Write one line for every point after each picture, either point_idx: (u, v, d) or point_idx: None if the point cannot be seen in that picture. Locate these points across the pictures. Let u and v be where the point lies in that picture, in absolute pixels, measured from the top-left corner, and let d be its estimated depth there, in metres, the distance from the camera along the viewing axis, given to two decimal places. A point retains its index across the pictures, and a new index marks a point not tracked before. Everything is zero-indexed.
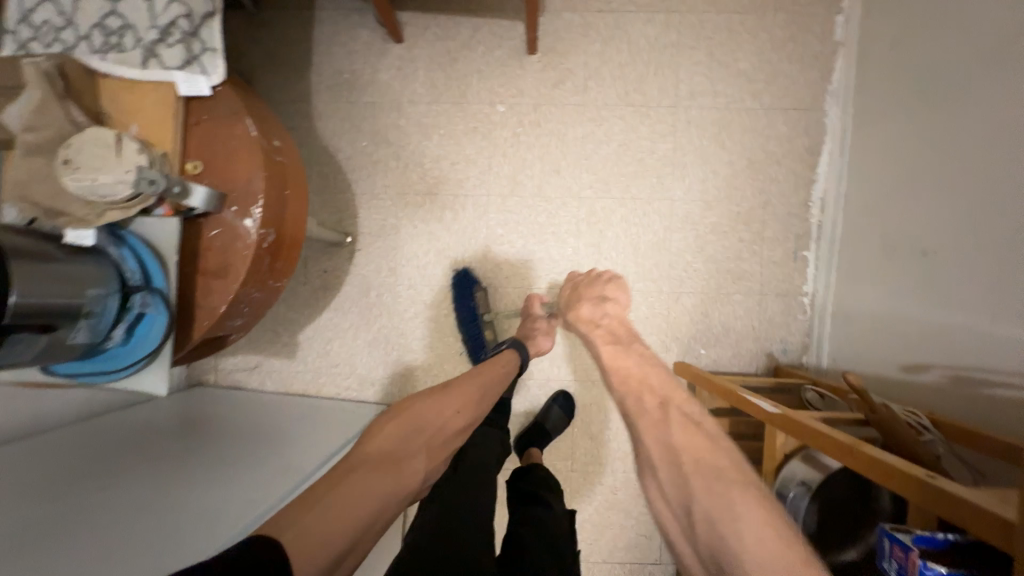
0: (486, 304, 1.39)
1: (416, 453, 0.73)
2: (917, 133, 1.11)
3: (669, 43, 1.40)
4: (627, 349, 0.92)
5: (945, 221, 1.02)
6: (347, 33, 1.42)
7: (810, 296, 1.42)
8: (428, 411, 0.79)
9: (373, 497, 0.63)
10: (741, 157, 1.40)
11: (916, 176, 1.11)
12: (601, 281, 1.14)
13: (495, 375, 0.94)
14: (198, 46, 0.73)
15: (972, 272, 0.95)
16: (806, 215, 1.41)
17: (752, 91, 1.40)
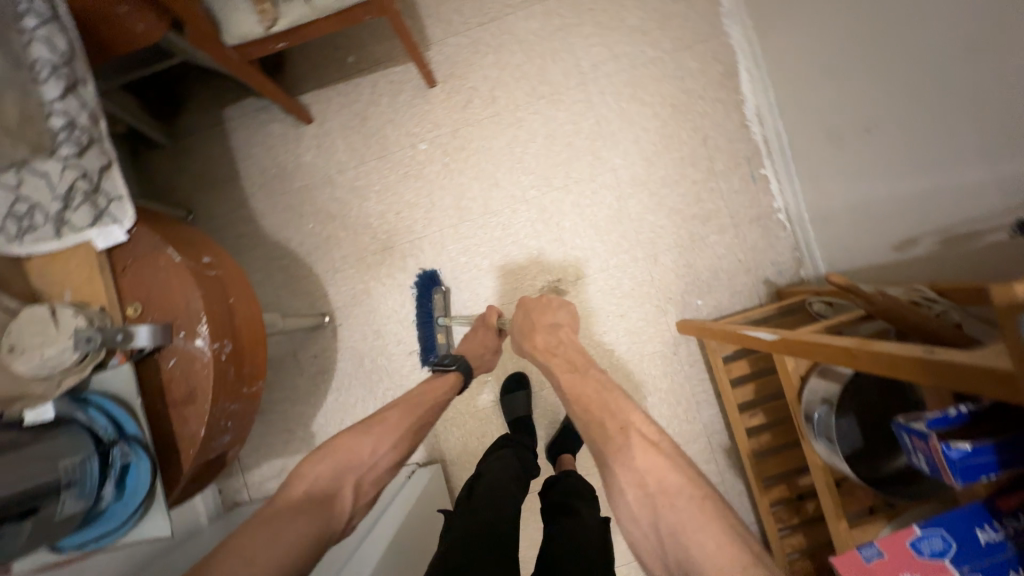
0: (442, 306, 1.39)
1: (339, 490, 0.84)
2: (817, 18, 1.10)
3: (555, 29, 1.42)
4: (584, 375, 0.97)
5: (877, 90, 0.99)
6: (262, 132, 1.48)
7: (784, 211, 1.38)
8: (354, 447, 0.90)
9: (286, 536, 0.74)
10: (664, 105, 1.40)
11: (836, 57, 1.08)
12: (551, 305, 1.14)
13: (429, 404, 1.04)
14: (105, 198, 0.77)
15: (920, 129, 0.91)
16: (747, 136, 1.39)
17: (650, 41, 1.40)
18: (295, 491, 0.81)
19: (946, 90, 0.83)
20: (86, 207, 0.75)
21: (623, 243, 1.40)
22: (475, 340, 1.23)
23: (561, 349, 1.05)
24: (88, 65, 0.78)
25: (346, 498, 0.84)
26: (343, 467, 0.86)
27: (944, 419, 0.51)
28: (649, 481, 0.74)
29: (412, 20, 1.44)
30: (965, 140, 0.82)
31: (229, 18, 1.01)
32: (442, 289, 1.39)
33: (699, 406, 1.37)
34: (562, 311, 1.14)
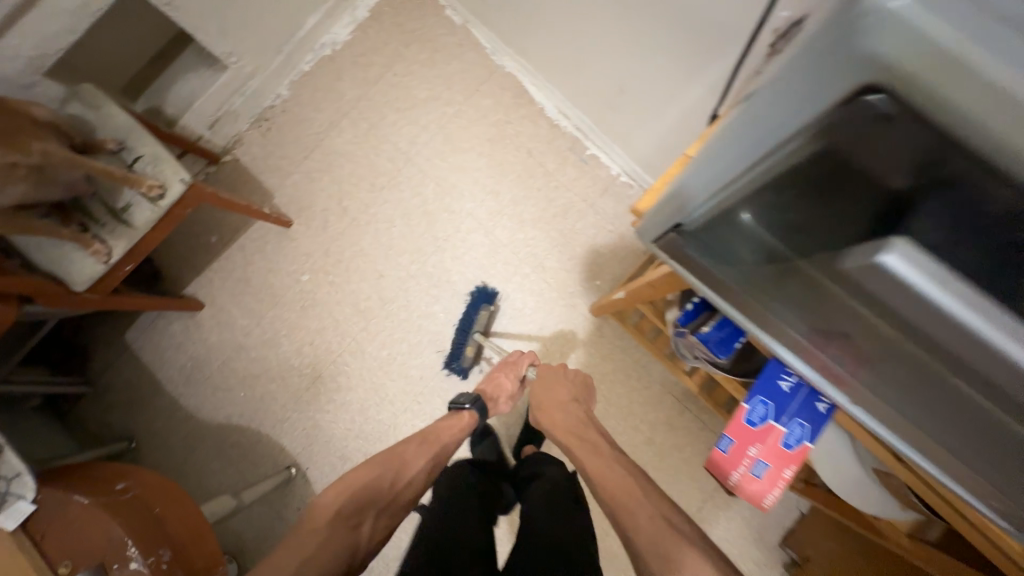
0: (484, 325, 1.44)
1: (363, 517, 0.85)
2: (548, 25, 1.29)
3: (366, 131, 1.59)
4: (585, 438, 1.02)
5: (614, 51, 1.13)
6: (165, 337, 1.57)
7: (624, 173, 1.52)
8: (382, 470, 0.93)
9: (321, 556, 0.77)
10: (484, 143, 1.56)
11: (576, 40, 1.23)
12: (558, 372, 1.21)
13: (444, 441, 1.06)
14: (6, 482, 0.83)
15: (657, 64, 1.05)
16: (560, 132, 1.55)
17: (446, 102, 1.58)
18: (330, 504, 0.85)
19: (658, 22, 0.97)
20: None
21: (510, 267, 1.50)
22: (500, 385, 1.24)
23: (558, 428, 1.08)
24: None
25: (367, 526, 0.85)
26: (365, 497, 0.88)
27: (688, 318, 0.84)
28: (638, 515, 0.80)
29: (248, 183, 1.59)
30: (688, 57, 0.96)
31: (69, 269, 1.08)
32: (490, 309, 1.45)
33: (648, 369, 1.43)
34: (565, 379, 1.19)
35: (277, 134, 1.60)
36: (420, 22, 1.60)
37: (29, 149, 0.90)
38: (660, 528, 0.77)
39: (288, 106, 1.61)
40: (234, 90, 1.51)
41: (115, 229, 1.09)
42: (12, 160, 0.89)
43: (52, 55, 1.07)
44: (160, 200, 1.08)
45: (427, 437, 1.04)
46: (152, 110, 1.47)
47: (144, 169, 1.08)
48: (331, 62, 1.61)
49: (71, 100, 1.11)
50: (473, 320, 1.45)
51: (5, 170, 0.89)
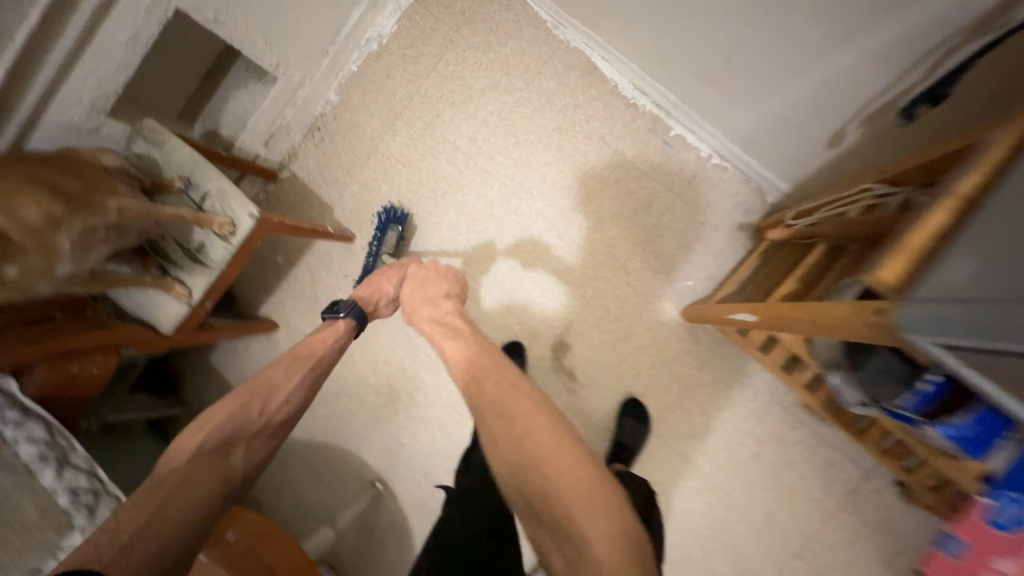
0: (391, 246, 1.44)
1: (230, 447, 0.76)
2: None
3: (422, 131, 1.47)
4: (467, 338, 0.86)
5: (720, 12, 0.93)
6: (247, 359, 1.59)
7: (715, 155, 1.31)
8: (245, 402, 0.80)
9: (187, 507, 0.69)
10: (550, 133, 1.40)
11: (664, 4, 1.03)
12: (446, 275, 1.01)
13: (315, 360, 0.90)
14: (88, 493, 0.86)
15: (785, 24, 0.84)
16: (638, 111, 1.35)
17: (505, 90, 1.43)
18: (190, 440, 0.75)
19: None
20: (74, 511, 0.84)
21: (588, 270, 1.37)
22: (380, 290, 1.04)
23: (435, 325, 0.91)
24: (67, 434, 0.91)
25: (240, 456, 0.77)
26: (234, 425, 0.78)
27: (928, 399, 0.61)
28: (529, 452, 0.66)
29: (308, 198, 1.54)
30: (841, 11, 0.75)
31: (153, 312, 1.08)
32: (397, 229, 1.44)
33: (754, 378, 1.26)
34: (439, 275, 1.00)
35: (331, 143, 1.53)
36: (470, 1, 1.43)
37: (105, 210, 0.86)
38: (557, 462, 0.65)
39: (339, 112, 1.52)
40: (285, 102, 1.44)
41: (192, 270, 1.06)
42: (90, 224, 0.84)
43: (109, 94, 1.03)
44: (232, 238, 1.04)
45: (298, 353, 0.90)
46: (210, 133, 1.44)
47: (213, 207, 1.04)
48: (379, 58, 1.49)
49: (135, 138, 1.08)
50: (380, 242, 1.46)
51: (86, 234, 0.84)
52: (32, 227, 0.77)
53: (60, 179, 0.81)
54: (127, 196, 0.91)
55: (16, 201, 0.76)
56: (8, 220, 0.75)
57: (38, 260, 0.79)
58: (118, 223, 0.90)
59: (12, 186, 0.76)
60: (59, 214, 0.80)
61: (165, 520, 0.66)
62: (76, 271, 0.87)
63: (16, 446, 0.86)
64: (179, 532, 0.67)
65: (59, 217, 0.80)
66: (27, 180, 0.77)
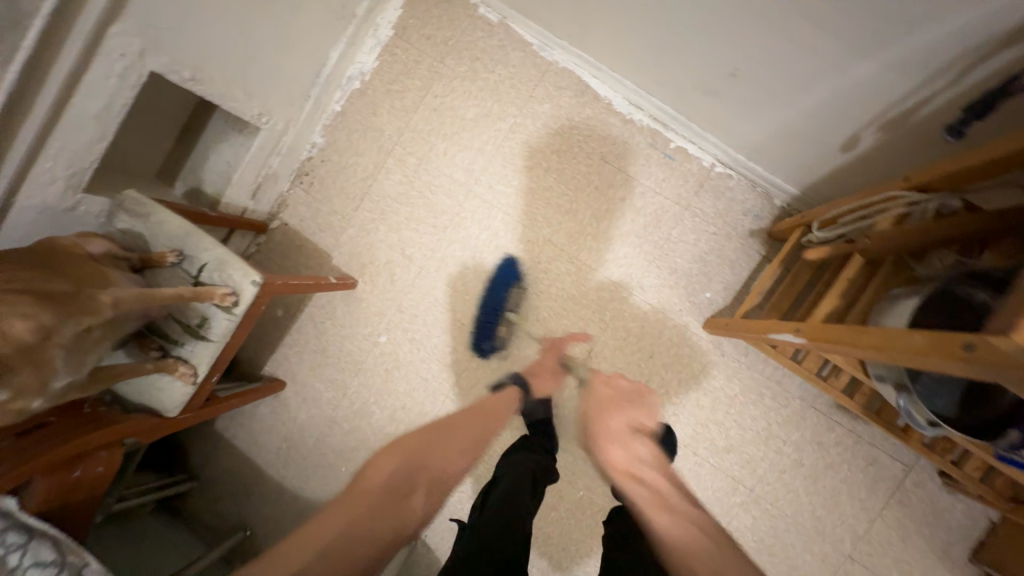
0: (515, 303, 1.37)
1: (410, 487, 0.84)
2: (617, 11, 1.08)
3: (417, 166, 1.43)
4: (638, 438, 1.01)
5: (722, 29, 0.92)
6: (255, 421, 1.51)
7: (718, 163, 1.30)
8: (431, 437, 0.96)
9: (371, 537, 0.75)
10: (549, 156, 1.37)
11: (661, 24, 1.02)
12: (643, 402, 1.05)
13: (477, 423, 1.01)
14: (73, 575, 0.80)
15: (799, 37, 0.83)
16: (636, 127, 1.34)
17: (498, 117, 1.39)
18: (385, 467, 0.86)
19: None
20: None
21: (604, 291, 1.34)
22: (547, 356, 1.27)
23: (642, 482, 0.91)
24: (76, 550, 0.83)
25: (419, 501, 0.84)
26: (416, 466, 0.88)
27: None
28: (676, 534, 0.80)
29: (304, 247, 1.47)
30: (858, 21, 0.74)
31: (157, 396, 1.00)
32: (520, 288, 1.37)
33: (784, 384, 1.25)
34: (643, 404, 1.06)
35: (322, 187, 1.46)
36: (452, 30, 1.40)
37: (98, 307, 0.81)
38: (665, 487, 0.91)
39: (327, 154, 1.46)
40: (270, 151, 1.38)
41: (194, 347, 0.99)
42: (85, 325, 0.80)
43: (85, 169, 0.96)
44: (236, 308, 0.97)
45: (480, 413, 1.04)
46: (193, 191, 1.36)
47: (211, 278, 0.97)
48: (363, 96, 1.44)
49: (117, 211, 1.00)
50: (502, 300, 1.38)
51: (81, 336, 0.81)
52: (23, 342, 0.73)
53: (43, 283, 0.77)
54: (121, 286, 0.86)
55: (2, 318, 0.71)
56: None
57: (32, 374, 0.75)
58: (114, 317, 0.85)
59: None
60: (50, 324, 0.76)
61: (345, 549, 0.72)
62: (75, 378, 0.82)
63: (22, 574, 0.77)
64: (360, 556, 0.72)
65: (50, 326, 0.76)
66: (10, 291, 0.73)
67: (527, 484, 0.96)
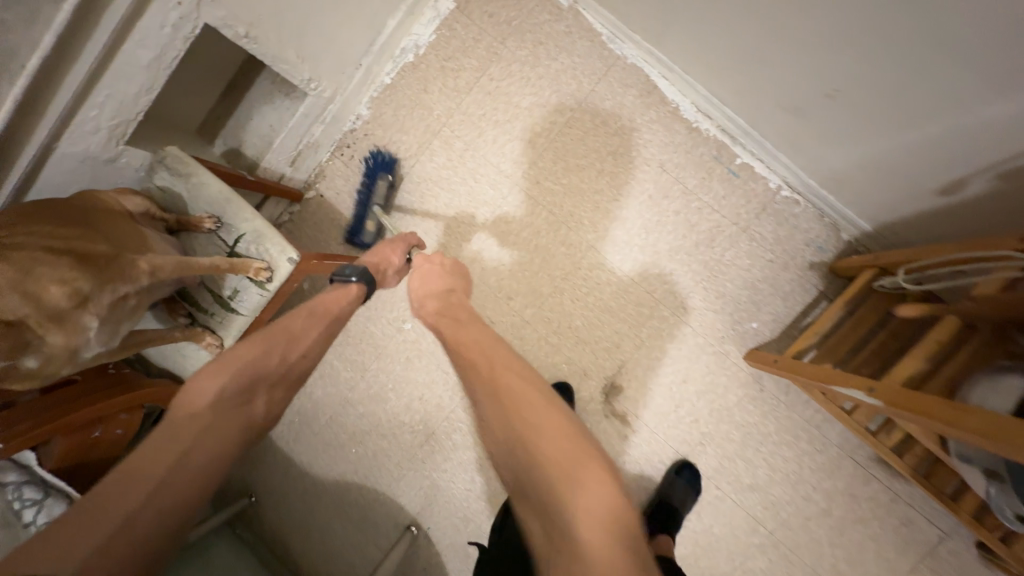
0: (382, 198, 1.34)
1: (251, 396, 0.72)
2: (706, 8, 0.99)
3: (462, 150, 1.36)
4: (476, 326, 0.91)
5: (831, 42, 0.82)
6: None
7: (787, 186, 1.21)
8: (272, 344, 0.78)
9: (187, 460, 0.62)
10: (603, 157, 1.30)
11: (755, 30, 0.93)
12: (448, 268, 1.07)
13: (325, 316, 0.86)
14: None
15: (917, 65, 0.75)
16: (701, 136, 1.25)
17: (555, 108, 1.31)
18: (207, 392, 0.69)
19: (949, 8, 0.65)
20: None
21: (643, 307, 1.27)
22: (381, 255, 1.08)
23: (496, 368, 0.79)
24: None
25: (258, 407, 0.72)
26: (258, 376, 0.74)
27: None
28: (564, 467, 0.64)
29: (336, 221, 1.42)
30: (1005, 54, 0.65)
31: (182, 363, 0.98)
32: (387, 179, 1.34)
33: (823, 429, 1.18)
34: (454, 277, 1.06)
35: (362, 162, 1.41)
36: (518, 10, 1.31)
37: (136, 274, 0.80)
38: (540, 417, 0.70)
39: (371, 128, 1.39)
40: (314, 119, 1.32)
41: (224, 318, 0.95)
42: (121, 293, 0.80)
43: (130, 121, 0.91)
44: (269, 284, 0.93)
45: (312, 306, 0.86)
46: (232, 151, 1.32)
47: (247, 249, 0.93)
48: (415, 71, 1.37)
49: (157, 168, 0.96)
50: (370, 193, 1.35)
51: (115, 304, 0.80)
52: (55, 307, 0.74)
53: (82, 245, 0.76)
54: (160, 253, 0.85)
55: (37, 283, 0.72)
56: (30, 305, 0.72)
57: (62, 340, 0.76)
58: (149, 284, 0.84)
59: (33, 265, 0.72)
60: (86, 291, 0.76)
61: (174, 490, 0.60)
62: (107, 345, 0.83)
63: (36, 532, 0.76)
64: (178, 503, 0.60)
65: (87, 292, 0.76)
66: (49, 254, 0.73)
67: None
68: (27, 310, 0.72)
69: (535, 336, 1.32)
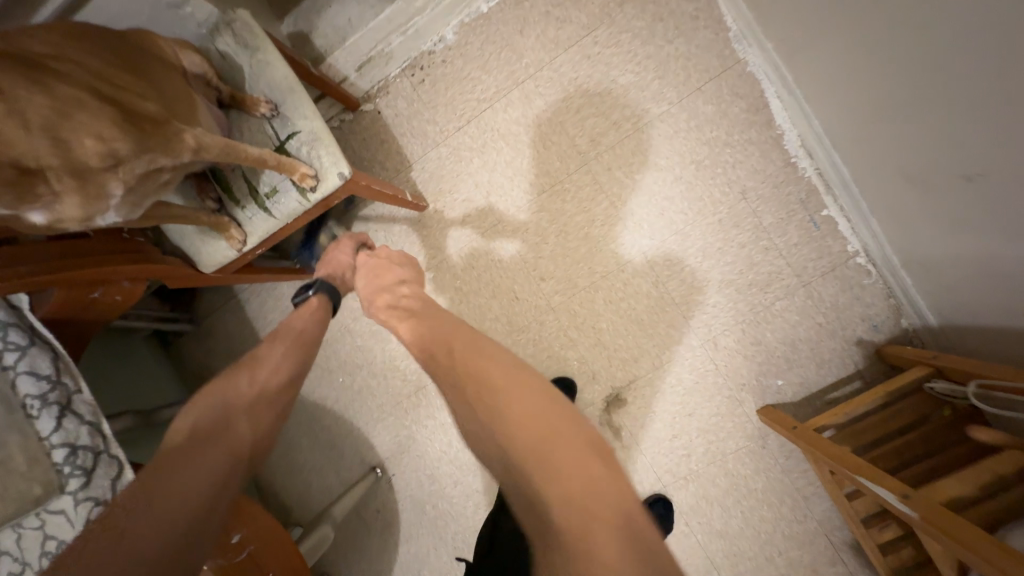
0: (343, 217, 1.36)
1: (229, 420, 0.68)
2: (846, 42, 0.89)
3: (541, 110, 1.25)
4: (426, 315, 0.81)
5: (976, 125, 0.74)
6: (272, 295, 1.41)
7: (864, 254, 1.13)
8: (227, 382, 0.73)
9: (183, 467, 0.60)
10: (686, 164, 1.20)
11: (898, 82, 0.82)
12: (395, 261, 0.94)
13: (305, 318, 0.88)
14: (61, 396, 0.74)
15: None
16: (795, 174, 1.15)
17: (653, 96, 1.20)
18: (185, 423, 0.67)
19: None
20: (47, 410, 0.73)
21: (673, 330, 1.21)
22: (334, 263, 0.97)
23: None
24: (75, 372, 0.77)
25: (242, 430, 0.67)
26: (229, 403, 0.70)
27: None
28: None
29: (386, 144, 1.31)
30: None
31: (199, 249, 0.91)
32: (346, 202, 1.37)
33: (809, 501, 1.16)
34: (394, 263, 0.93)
35: (431, 89, 1.29)
36: None
37: (179, 148, 0.72)
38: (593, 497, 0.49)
39: (451, 56, 1.27)
40: (394, 28, 1.22)
41: (255, 215, 0.88)
42: (157, 166, 0.72)
43: None
44: (312, 194, 0.85)
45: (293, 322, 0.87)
46: (300, 35, 1.23)
47: (298, 150, 0.84)
48: (517, 7, 1.23)
49: (220, 29, 0.86)
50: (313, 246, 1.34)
51: (146, 175, 0.73)
52: (82, 164, 0.66)
53: (128, 99, 0.69)
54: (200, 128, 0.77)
55: (73, 132, 0.65)
56: (59, 155, 0.65)
57: (78, 201, 0.68)
58: (187, 163, 0.76)
59: (74, 109, 0.64)
60: (121, 154, 0.68)
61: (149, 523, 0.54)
62: (131, 220, 0.75)
63: (14, 376, 0.73)
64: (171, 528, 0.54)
65: (122, 156, 0.68)
66: (94, 101, 0.66)
67: None
68: (52, 161, 0.65)
69: (556, 325, 1.26)
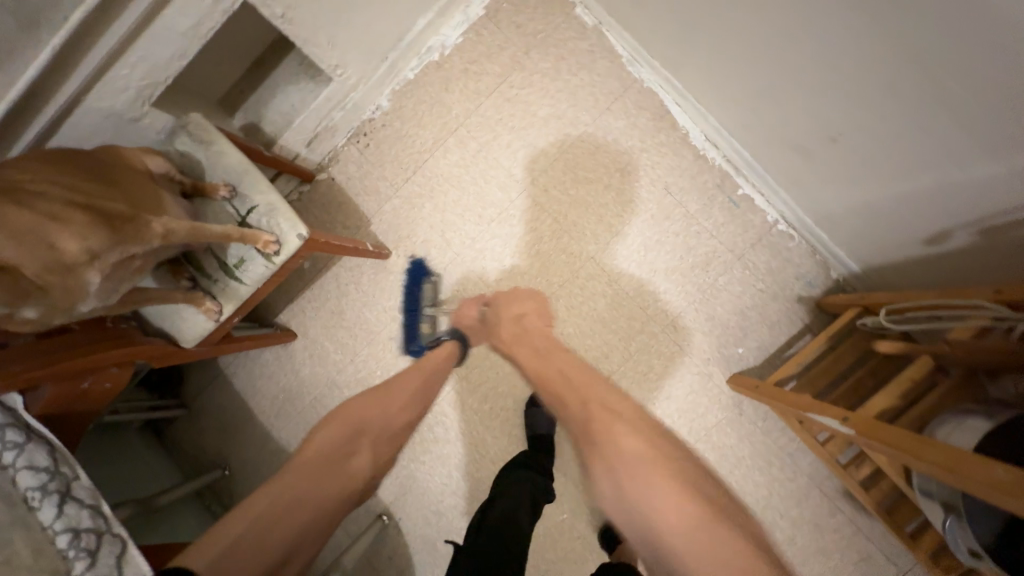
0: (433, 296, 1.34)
1: (355, 447, 0.86)
2: (715, 50, 1.07)
3: (476, 151, 1.39)
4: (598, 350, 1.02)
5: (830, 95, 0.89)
6: (257, 365, 1.46)
7: (783, 220, 1.26)
8: (374, 400, 0.93)
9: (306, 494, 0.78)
10: (610, 172, 1.34)
11: (765, 73, 0.99)
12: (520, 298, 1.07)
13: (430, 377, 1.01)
14: (59, 482, 0.79)
15: (925, 117, 0.77)
16: (708, 164, 1.30)
17: (569, 121, 1.36)
18: (324, 436, 0.86)
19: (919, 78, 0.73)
20: (47, 500, 0.77)
21: (635, 322, 1.30)
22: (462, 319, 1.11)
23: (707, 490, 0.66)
24: (70, 461, 0.82)
25: (362, 458, 0.85)
26: (359, 429, 0.88)
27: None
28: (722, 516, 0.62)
29: (344, 205, 1.44)
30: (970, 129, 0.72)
31: (179, 325, 0.99)
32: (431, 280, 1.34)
33: (794, 457, 1.22)
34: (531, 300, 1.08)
35: (376, 151, 1.43)
36: (545, 25, 1.36)
37: (149, 235, 0.83)
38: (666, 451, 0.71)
39: (389, 119, 1.42)
40: (335, 104, 1.36)
41: (226, 285, 0.97)
42: (129, 253, 0.83)
43: (160, 84, 0.97)
44: (275, 257, 0.94)
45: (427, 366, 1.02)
46: (250, 125, 1.36)
47: (258, 222, 0.94)
48: (439, 69, 1.40)
49: (179, 133, 0.99)
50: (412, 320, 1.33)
51: (120, 263, 0.83)
52: (61, 260, 0.76)
53: (101, 201, 0.80)
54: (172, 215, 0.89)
55: (55, 237, 0.75)
56: (45, 256, 0.75)
57: (62, 293, 0.78)
58: (156, 248, 0.87)
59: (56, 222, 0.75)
60: (97, 249, 0.78)
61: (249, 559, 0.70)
62: (104, 305, 0.84)
63: (13, 473, 0.78)
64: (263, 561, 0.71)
65: (98, 249, 0.78)
66: (68, 209, 0.76)
67: (524, 506, 0.94)
68: (26, 262, 0.74)
69: None
